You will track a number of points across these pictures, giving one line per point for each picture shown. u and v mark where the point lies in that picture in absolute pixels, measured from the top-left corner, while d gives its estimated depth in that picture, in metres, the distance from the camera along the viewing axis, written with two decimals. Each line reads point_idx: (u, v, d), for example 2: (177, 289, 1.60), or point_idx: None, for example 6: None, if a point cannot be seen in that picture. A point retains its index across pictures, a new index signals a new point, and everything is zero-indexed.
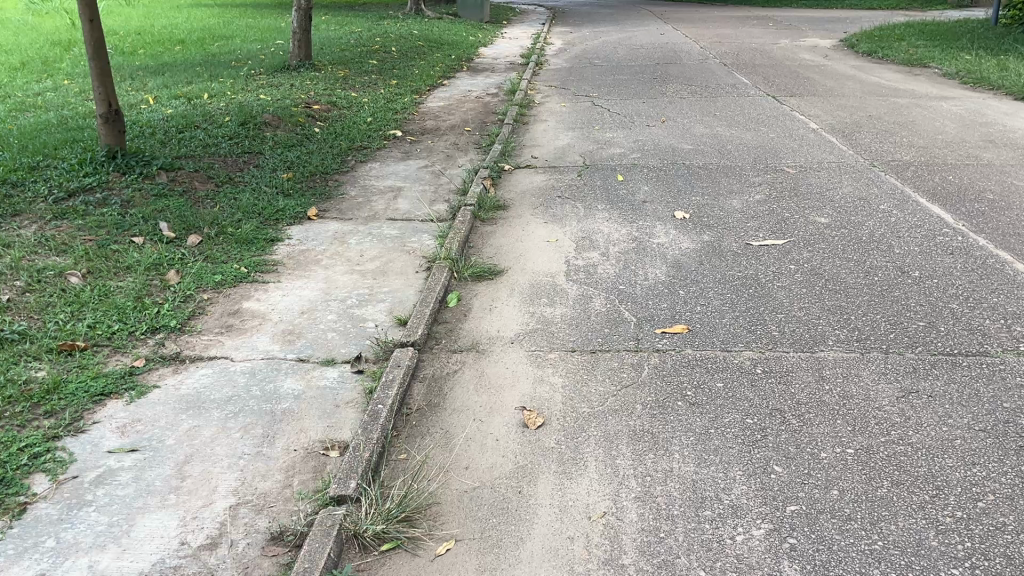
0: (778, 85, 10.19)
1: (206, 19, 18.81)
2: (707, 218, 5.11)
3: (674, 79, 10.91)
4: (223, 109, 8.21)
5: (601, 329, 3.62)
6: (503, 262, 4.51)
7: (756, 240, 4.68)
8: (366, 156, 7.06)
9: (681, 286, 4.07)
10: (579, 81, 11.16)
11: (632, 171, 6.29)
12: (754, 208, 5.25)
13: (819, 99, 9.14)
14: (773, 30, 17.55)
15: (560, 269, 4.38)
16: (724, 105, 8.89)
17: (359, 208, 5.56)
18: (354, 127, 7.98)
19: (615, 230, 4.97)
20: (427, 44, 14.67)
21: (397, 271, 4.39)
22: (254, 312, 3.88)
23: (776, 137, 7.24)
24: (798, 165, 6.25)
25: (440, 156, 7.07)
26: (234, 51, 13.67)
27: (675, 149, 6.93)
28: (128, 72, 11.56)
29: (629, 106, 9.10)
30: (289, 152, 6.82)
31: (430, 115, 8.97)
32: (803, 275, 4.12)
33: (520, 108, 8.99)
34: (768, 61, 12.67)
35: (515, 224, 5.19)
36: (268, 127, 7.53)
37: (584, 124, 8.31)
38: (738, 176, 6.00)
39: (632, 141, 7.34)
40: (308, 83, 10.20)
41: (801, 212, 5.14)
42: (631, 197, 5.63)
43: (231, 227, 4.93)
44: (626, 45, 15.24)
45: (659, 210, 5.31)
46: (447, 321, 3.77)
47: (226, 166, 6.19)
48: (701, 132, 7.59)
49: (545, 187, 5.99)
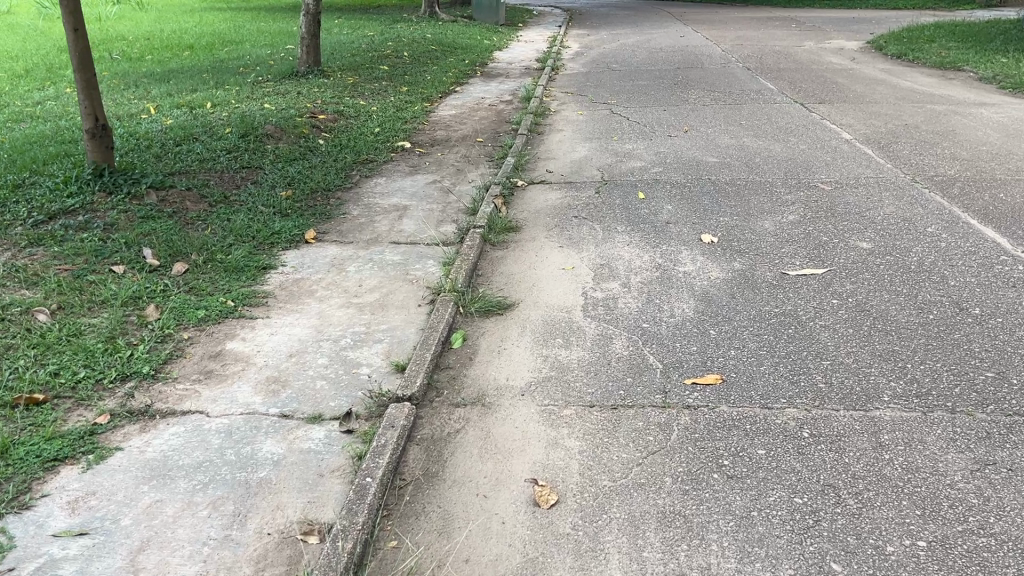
0: (805, 90, 9.75)
1: (216, 23, 18.56)
2: (738, 242, 4.70)
3: (696, 84, 10.49)
4: (225, 120, 7.87)
5: (623, 378, 3.22)
6: (514, 295, 4.11)
7: (793, 268, 4.27)
8: (372, 170, 6.69)
9: (711, 324, 3.66)
10: (598, 87, 10.77)
11: (654, 188, 5.88)
12: (788, 231, 4.85)
13: (851, 106, 8.70)
14: (796, 32, 17.09)
15: (576, 302, 3.98)
16: (750, 113, 8.47)
17: (361, 230, 5.19)
18: (360, 138, 7.62)
19: (637, 256, 4.56)
20: (440, 48, 14.32)
21: (397, 304, 4.00)
22: (238, 355, 3.50)
23: (807, 149, 6.82)
24: (833, 180, 5.83)
25: (450, 171, 6.69)
26: (243, 57, 13.38)
27: (699, 163, 6.52)
28: (132, 79, 11.27)
29: (649, 114, 8.69)
30: (289, 167, 6.45)
31: (441, 125, 8.60)
32: (848, 312, 3.70)
33: (535, 117, 8.61)
34: (794, 65, 12.22)
35: (528, 249, 4.79)
36: (270, 139, 7.18)
37: (602, 133, 7.91)
38: (769, 193, 5.59)
39: (654, 153, 6.93)
40: (315, 91, 9.85)
41: (841, 235, 4.73)
42: (654, 217, 5.23)
43: (221, 253, 4.56)
44: (644, 48, 14.82)
45: (685, 233, 4.90)
46: (450, 366, 3.38)
47: (222, 183, 5.83)
48: (727, 143, 7.18)
49: (560, 206, 5.59)
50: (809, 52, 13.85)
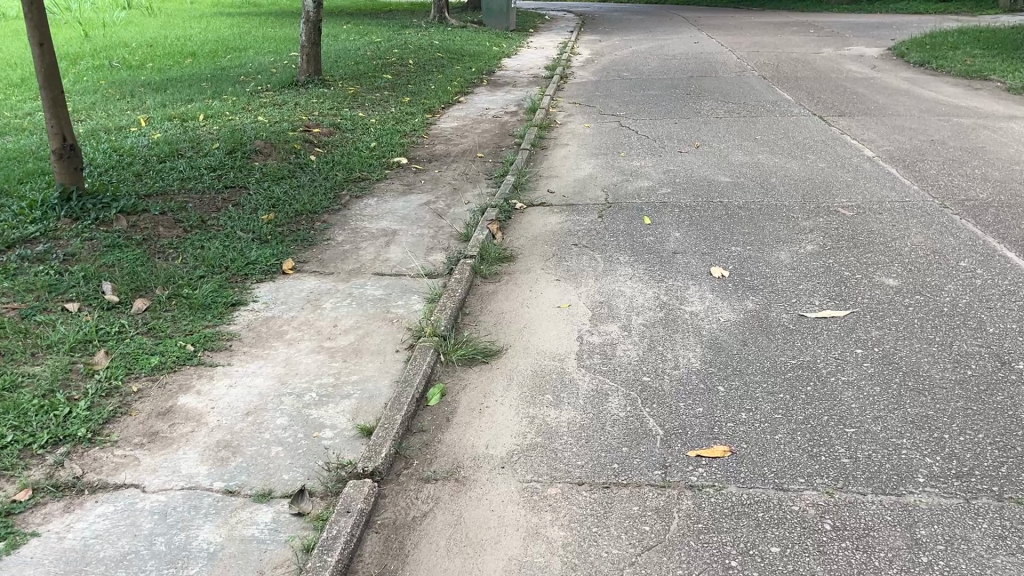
0: (824, 101, 9.35)
1: (223, 29, 18.32)
2: (751, 277, 4.31)
3: (710, 95, 10.09)
4: (215, 134, 7.53)
5: (618, 446, 2.83)
6: (503, 339, 3.73)
7: (811, 310, 3.88)
8: (364, 190, 6.33)
9: (720, 378, 3.27)
10: (607, 97, 10.39)
11: (662, 212, 5.49)
12: (806, 264, 4.45)
13: (873, 119, 8.28)
14: (815, 38, 16.64)
15: (571, 348, 3.60)
16: (766, 127, 8.07)
17: (344, 258, 4.83)
18: (354, 153, 7.26)
19: (640, 292, 4.17)
20: (447, 56, 13.98)
21: (373, 350, 3.63)
22: (188, 412, 3.13)
23: (826, 168, 6.41)
24: (855, 205, 5.43)
25: (446, 191, 6.33)
26: (245, 65, 13.08)
27: (711, 183, 6.13)
28: (129, 88, 10.98)
29: (659, 127, 8.30)
30: (275, 186, 6.10)
31: (442, 139, 8.24)
32: (874, 366, 3.31)
33: (540, 131, 8.24)
34: (812, 74, 11.81)
35: (522, 283, 4.41)
36: (258, 155, 6.83)
37: (610, 149, 7.53)
38: (787, 219, 5.19)
39: (664, 172, 6.54)
40: (314, 103, 9.52)
41: (864, 270, 4.33)
42: (660, 246, 4.84)
43: (187, 288, 4.20)
44: (657, 55, 14.42)
45: (695, 266, 4.50)
46: (424, 429, 3.00)
47: (200, 206, 5.49)
48: (740, 161, 6.78)
49: (560, 232, 5.21)
50: (828, 60, 13.39)
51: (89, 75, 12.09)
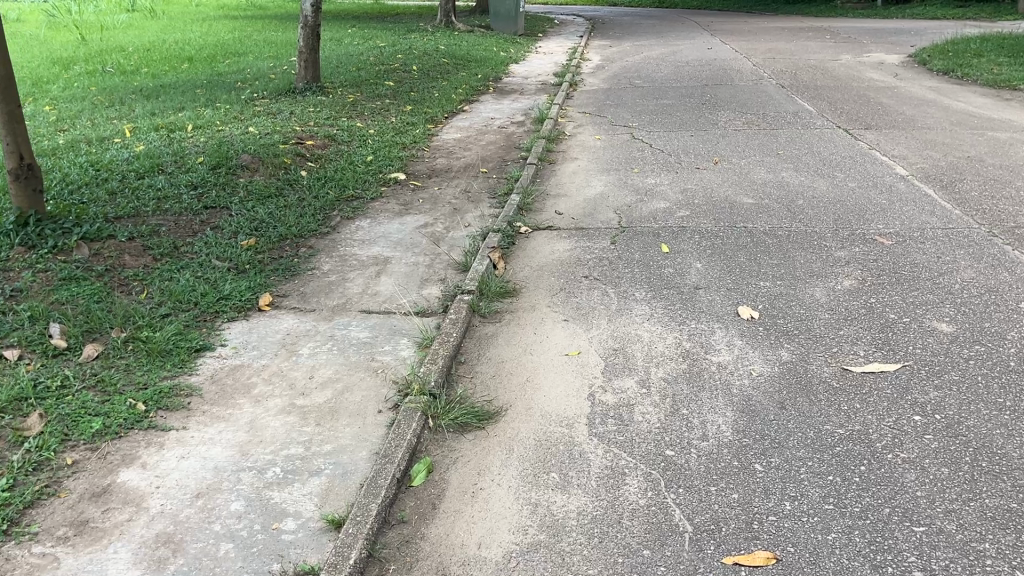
0: (848, 112, 8.85)
1: (224, 33, 17.91)
2: (784, 319, 3.81)
3: (727, 105, 9.60)
4: (201, 147, 7.07)
5: (638, 549, 2.34)
6: (502, 395, 3.24)
7: (856, 363, 3.38)
8: (356, 210, 5.86)
9: (756, 453, 2.78)
10: (619, 106, 9.90)
11: (680, 238, 5.00)
12: (845, 304, 3.96)
13: (901, 132, 7.78)
14: (832, 43, 16.14)
15: (581, 410, 3.10)
16: (789, 140, 7.58)
17: (328, 292, 4.35)
18: (347, 167, 6.79)
19: (659, 338, 3.68)
20: (453, 61, 13.52)
21: (351, 410, 3.15)
22: (127, 493, 2.66)
23: (857, 188, 5.90)
24: (894, 231, 4.92)
25: (446, 212, 5.85)
26: (242, 70, 12.66)
27: (733, 205, 5.63)
28: (119, 96, 10.56)
29: (675, 140, 7.80)
30: (260, 207, 5.63)
31: (443, 152, 7.76)
32: (938, 439, 2.80)
33: (548, 144, 7.77)
34: (833, 82, 11.30)
35: (525, 324, 3.92)
36: (244, 171, 6.37)
37: (622, 164, 7.04)
38: (820, 248, 4.69)
39: (680, 191, 6.04)
40: (309, 112, 9.06)
41: (912, 311, 3.83)
42: (679, 280, 4.34)
43: (147, 330, 3.73)
44: (669, 61, 13.94)
45: (720, 305, 4.00)
46: (404, 520, 2.51)
47: (175, 229, 5.03)
48: (763, 179, 6.28)
49: (568, 261, 4.72)
50: (848, 67, 12.88)
51: (80, 82, 11.66)
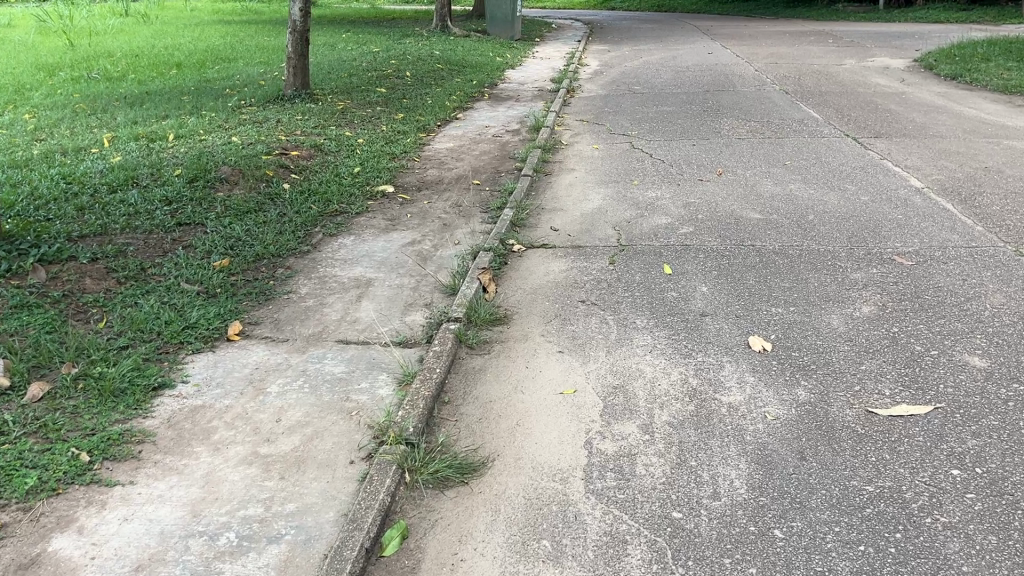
0: (856, 120, 8.54)
1: (216, 38, 17.60)
2: (799, 351, 3.49)
3: (730, 112, 9.29)
4: (180, 158, 6.74)
5: None
6: (489, 443, 2.91)
7: (882, 405, 3.05)
8: (339, 226, 5.53)
9: (776, 515, 2.45)
10: (618, 114, 9.59)
11: (683, 257, 4.68)
12: (866, 334, 3.63)
13: (913, 140, 7.47)
14: (834, 48, 15.83)
15: (576, 461, 2.78)
16: (795, 149, 7.26)
17: (304, 318, 4.02)
18: (332, 180, 6.47)
19: (663, 373, 3.36)
20: (447, 67, 13.21)
21: (318, 460, 2.82)
22: (58, 565, 2.33)
23: (870, 202, 5.59)
24: (912, 250, 4.60)
25: (435, 229, 5.53)
26: (231, 76, 12.35)
27: (739, 221, 5.31)
28: (103, 103, 10.25)
29: (676, 150, 7.49)
30: (237, 223, 5.31)
31: (434, 163, 7.44)
32: (981, 499, 2.49)
33: (544, 155, 7.46)
34: (838, 88, 10.99)
35: (516, 356, 3.59)
36: (222, 184, 6.05)
37: (621, 177, 6.73)
38: (834, 270, 4.37)
39: (683, 206, 5.72)
40: (297, 120, 8.75)
41: (939, 343, 3.50)
42: (684, 306, 4.02)
43: (101, 364, 3.39)
44: (670, 67, 13.62)
45: (729, 335, 3.68)
46: None
47: (143, 249, 4.70)
48: (770, 192, 5.97)
49: (563, 284, 4.39)
50: (852, 72, 12.57)
51: (63, 88, 11.35)
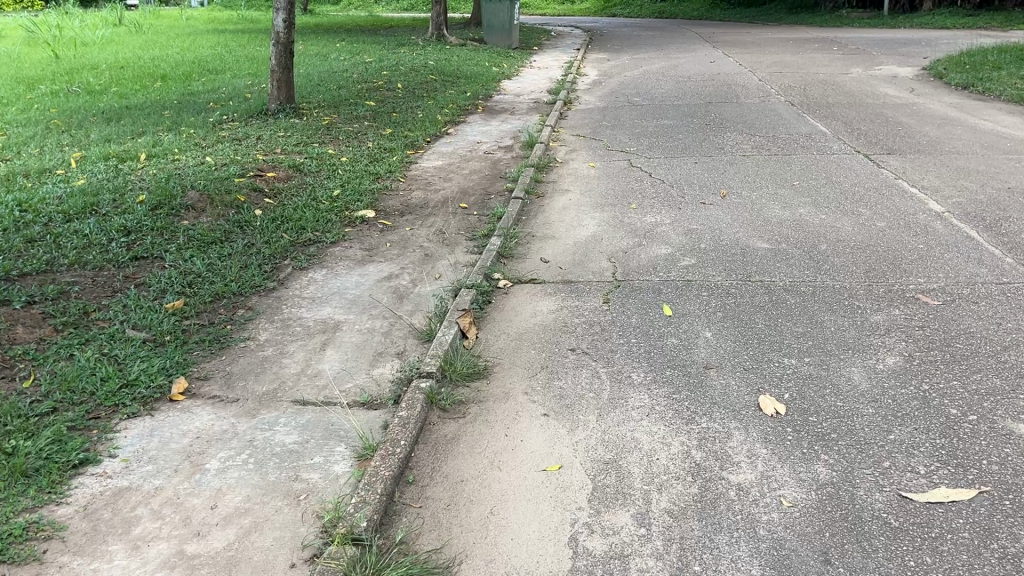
0: (867, 134, 8.11)
1: (205, 49, 17.20)
2: (817, 415, 3.06)
3: (733, 126, 8.86)
4: (147, 181, 6.31)
5: None
6: (457, 539, 2.47)
7: (918, 487, 2.61)
8: (311, 257, 5.11)
9: None
10: (616, 128, 9.17)
11: (685, 296, 4.24)
12: (893, 392, 3.19)
13: (928, 157, 7.03)
14: (839, 56, 15.41)
15: (558, 565, 2.33)
16: (803, 168, 6.84)
17: (259, 372, 3.59)
18: (308, 204, 6.04)
19: (662, 444, 2.91)
20: (441, 78, 12.81)
21: (252, 563, 2.38)
22: None
23: (887, 228, 5.17)
24: (937, 287, 4.17)
25: (415, 260, 5.10)
26: (217, 89, 11.95)
27: (744, 252, 4.88)
28: (79, 119, 9.84)
29: (677, 169, 7.06)
30: (199, 256, 4.88)
31: (420, 183, 7.02)
32: None
33: (536, 174, 7.03)
34: (846, 99, 10.57)
35: (495, 421, 3.14)
36: (188, 212, 5.63)
37: (617, 199, 6.30)
38: (852, 311, 3.94)
39: (684, 233, 5.29)
40: (279, 138, 8.34)
41: (977, 405, 3.07)
42: (686, 356, 3.58)
43: (16, 435, 2.95)
44: (671, 76, 13.21)
45: (737, 394, 3.24)
46: None
47: (89, 289, 4.27)
48: (778, 217, 5.54)
49: (552, 328, 3.95)
50: (858, 82, 12.15)
51: (41, 103, 10.94)
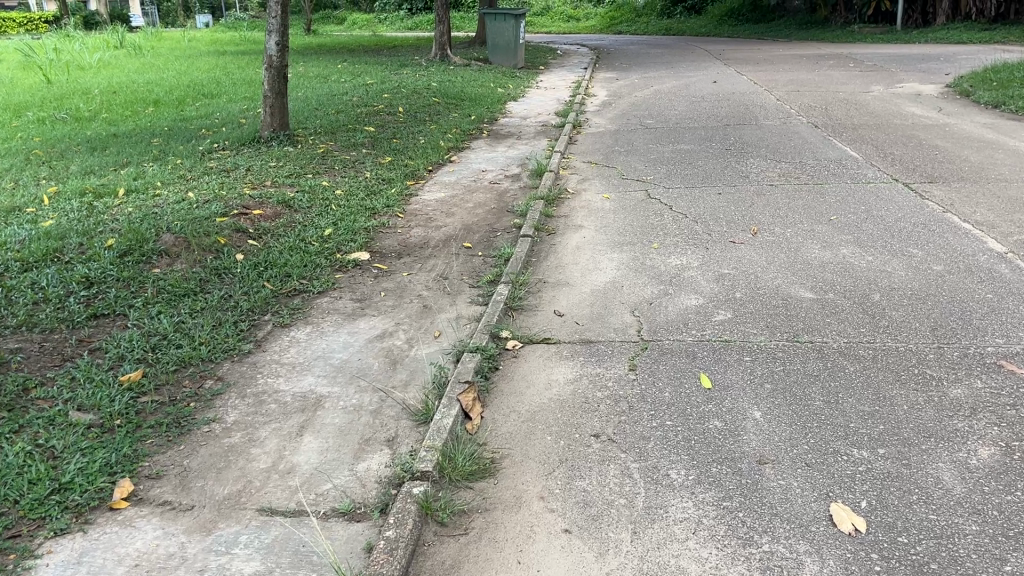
0: (902, 159, 7.53)
1: (201, 72, 16.72)
2: (909, 533, 2.45)
3: (756, 150, 8.28)
4: (119, 221, 5.75)
5: None
6: None
7: None
8: (295, 309, 4.52)
9: None
10: (630, 154, 8.60)
11: (725, 362, 3.64)
12: (999, 501, 2.58)
13: (975, 185, 6.44)
14: (857, 73, 14.85)
15: None
16: (838, 199, 6.25)
17: (222, 468, 3.00)
18: (294, 246, 5.47)
19: None
20: (444, 100, 12.27)
21: None
22: None
23: (945, 273, 4.58)
24: (1021, 351, 3.56)
25: (413, 313, 4.51)
26: (210, 115, 11.43)
27: (786, 303, 4.29)
28: (62, 148, 9.30)
29: (700, 201, 6.48)
30: (166, 312, 4.30)
31: (420, 219, 6.45)
32: None
33: (546, 208, 6.46)
34: (872, 119, 10.00)
35: (505, 540, 2.54)
36: (161, 257, 5.06)
37: (637, 237, 5.71)
38: (925, 384, 3.34)
39: (715, 280, 4.70)
40: (270, 168, 7.78)
41: None
42: (735, 447, 2.98)
43: None
44: (684, 96, 12.65)
45: (801, 501, 2.63)
46: None
47: (33, 361, 3.70)
48: (819, 259, 4.96)
49: (570, 405, 3.35)
50: (882, 100, 11.57)
51: (25, 131, 10.43)
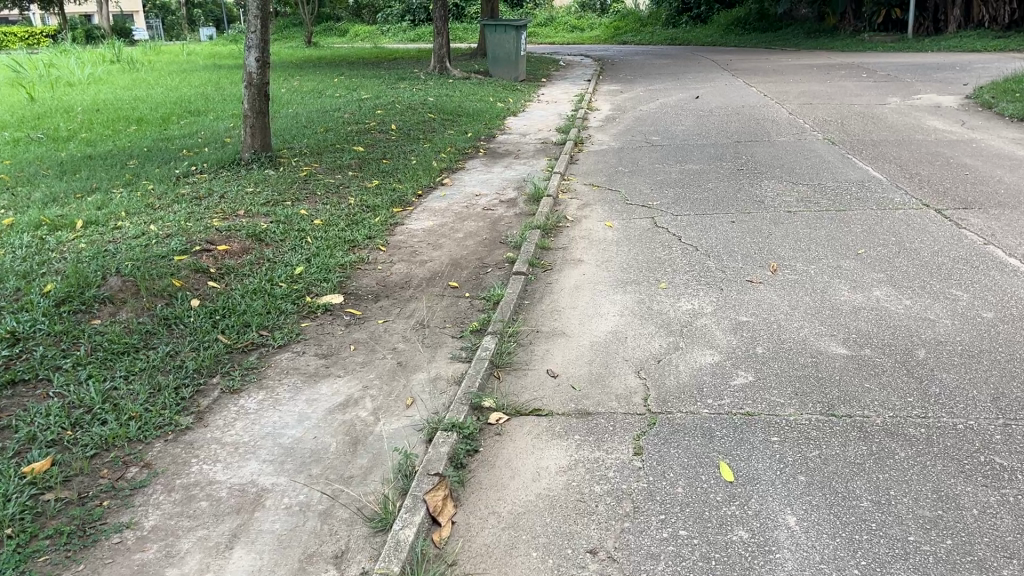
0: (931, 180, 6.93)
1: (192, 87, 16.18)
2: None
3: (770, 170, 7.69)
4: (67, 259, 5.18)
5: None
6: None
7: None
8: (249, 369, 3.93)
9: None
10: (635, 175, 8.01)
11: (749, 444, 3.04)
12: None
13: (1015, 212, 5.84)
14: (872, 83, 14.26)
15: None
16: (864, 228, 5.65)
17: None
18: (257, 288, 4.88)
19: None
20: (441, 116, 11.71)
21: None
22: None
23: (998, 322, 3.98)
24: None
25: (385, 372, 3.91)
26: (193, 134, 10.87)
27: (816, 362, 3.68)
28: (31, 172, 8.75)
29: (712, 230, 5.89)
30: (97, 376, 3.71)
31: (404, 252, 5.87)
32: None
33: (542, 240, 5.87)
34: (893, 134, 9.40)
35: None
36: (104, 306, 4.48)
37: (642, 274, 5.12)
38: (995, 479, 2.74)
39: (733, 330, 4.10)
40: (246, 195, 7.21)
41: None
42: (768, 570, 2.38)
43: None
44: (691, 110, 12.07)
45: None
46: None
47: None
48: (851, 303, 4.36)
49: (562, 505, 2.75)
50: (900, 113, 10.98)
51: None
